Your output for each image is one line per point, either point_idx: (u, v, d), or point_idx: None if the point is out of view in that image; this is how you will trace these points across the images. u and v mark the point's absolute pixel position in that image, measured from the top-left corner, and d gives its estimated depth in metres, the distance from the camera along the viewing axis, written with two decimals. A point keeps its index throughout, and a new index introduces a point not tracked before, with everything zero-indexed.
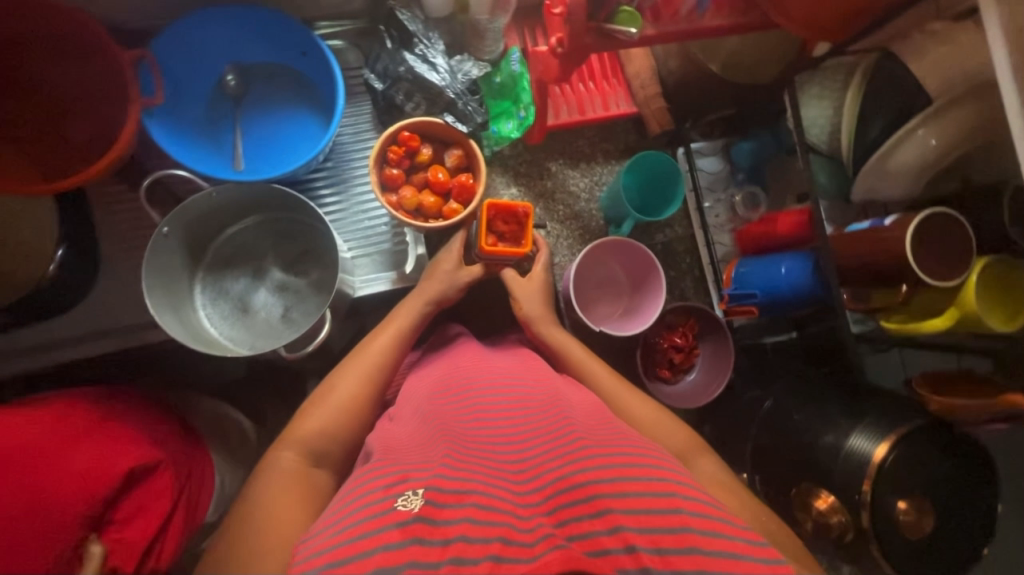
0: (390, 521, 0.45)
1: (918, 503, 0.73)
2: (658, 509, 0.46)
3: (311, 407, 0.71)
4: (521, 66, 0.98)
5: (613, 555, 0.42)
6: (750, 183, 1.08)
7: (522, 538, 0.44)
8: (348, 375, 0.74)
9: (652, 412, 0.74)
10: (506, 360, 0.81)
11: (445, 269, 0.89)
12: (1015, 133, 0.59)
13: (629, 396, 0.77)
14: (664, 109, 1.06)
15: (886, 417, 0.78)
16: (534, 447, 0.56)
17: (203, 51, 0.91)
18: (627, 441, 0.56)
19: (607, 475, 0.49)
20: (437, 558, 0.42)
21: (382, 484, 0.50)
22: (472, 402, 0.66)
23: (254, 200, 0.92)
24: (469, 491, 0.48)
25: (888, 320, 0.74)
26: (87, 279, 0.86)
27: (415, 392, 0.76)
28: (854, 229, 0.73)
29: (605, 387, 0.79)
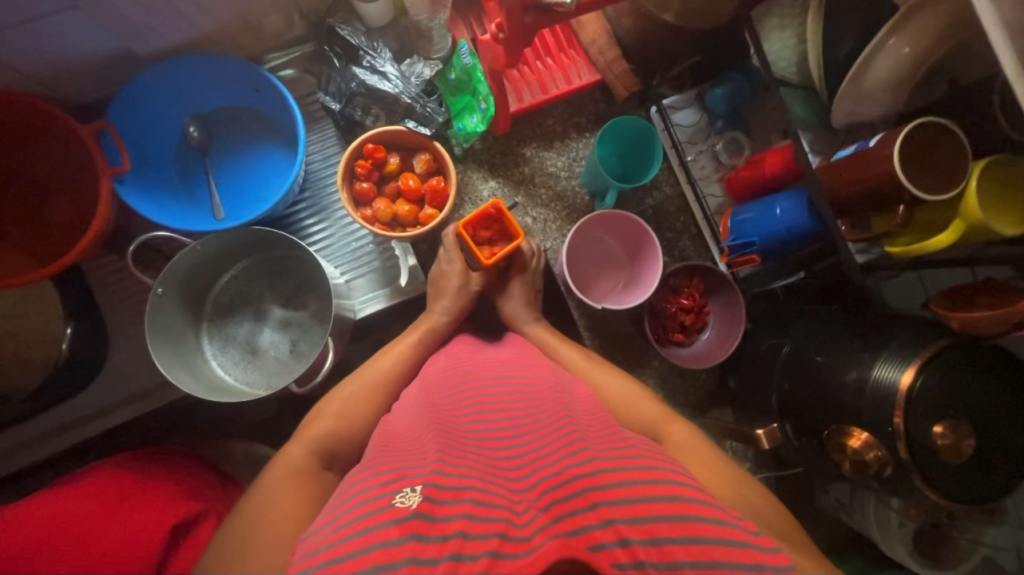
0: (387, 518, 0.45)
1: (956, 426, 0.70)
2: (652, 501, 0.47)
3: (318, 414, 0.72)
4: (472, 58, 0.92)
5: (607, 549, 0.42)
6: (731, 129, 1.05)
7: (519, 534, 0.44)
8: (358, 390, 0.75)
9: (633, 395, 0.77)
10: (507, 353, 0.81)
11: (454, 283, 0.89)
12: (987, 22, 0.56)
13: (610, 381, 0.80)
14: (628, 71, 1.01)
15: (909, 343, 0.75)
16: (531, 442, 0.57)
17: (160, 108, 0.92)
18: (624, 443, 0.57)
19: (602, 470, 0.50)
20: (435, 554, 0.42)
21: (379, 483, 0.51)
22: (470, 398, 0.67)
23: (241, 245, 0.94)
24: (466, 488, 0.48)
25: (892, 245, 0.70)
26: (101, 351, 0.88)
27: (416, 388, 0.76)
28: (840, 157, 0.70)
29: (584, 368, 0.83)
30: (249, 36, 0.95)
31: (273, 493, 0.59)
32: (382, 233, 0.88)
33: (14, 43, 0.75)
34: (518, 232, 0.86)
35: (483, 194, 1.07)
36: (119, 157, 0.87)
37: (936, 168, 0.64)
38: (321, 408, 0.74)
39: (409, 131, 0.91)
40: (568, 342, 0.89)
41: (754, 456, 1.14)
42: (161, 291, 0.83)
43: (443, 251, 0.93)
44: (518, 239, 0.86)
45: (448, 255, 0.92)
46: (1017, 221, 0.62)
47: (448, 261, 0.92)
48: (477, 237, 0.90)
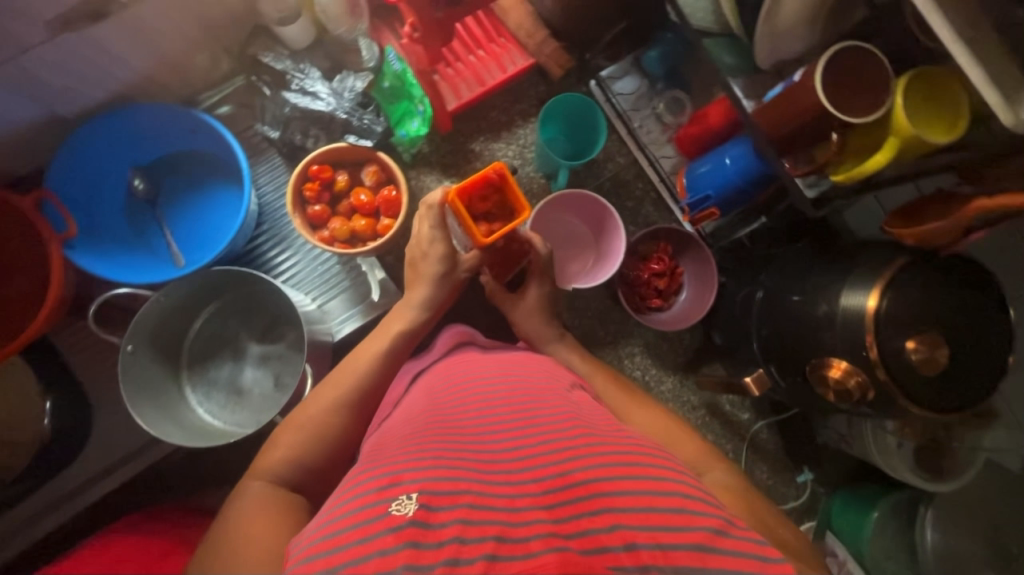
0: (383, 527, 0.45)
1: (929, 337, 0.71)
2: (659, 509, 0.48)
3: (280, 436, 0.72)
4: (401, 63, 0.93)
5: (612, 553, 0.44)
6: (671, 88, 1.06)
7: (517, 534, 0.45)
8: (319, 403, 0.74)
9: (661, 422, 0.76)
10: (508, 355, 0.81)
11: (436, 270, 0.86)
12: None
13: (635, 405, 0.78)
14: (558, 50, 1.03)
15: (872, 266, 0.76)
16: (533, 438, 0.57)
17: (102, 168, 0.92)
18: (627, 441, 0.59)
19: (608, 476, 0.51)
20: (432, 559, 0.43)
21: (374, 487, 0.49)
22: (468, 398, 0.67)
23: (206, 288, 0.93)
24: (462, 492, 0.48)
25: (836, 172, 0.71)
26: (84, 420, 0.87)
27: (411, 393, 0.75)
28: (771, 98, 0.71)
29: (620, 401, 0.79)
30: (176, 79, 0.94)
31: (236, 524, 0.59)
32: (343, 251, 0.88)
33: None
34: (522, 201, 0.87)
35: None
36: (66, 223, 0.86)
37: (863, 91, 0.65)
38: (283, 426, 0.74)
39: (351, 146, 0.91)
40: (599, 369, 0.85)
41: (752, 404, 1.15)
42: (130, 347, 0.84)
43: (426, 225, 0.87)
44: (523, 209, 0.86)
45: (432, 233, 0.86)
46: (949, 129, 0.64)
47: (430, 242, 0.87)
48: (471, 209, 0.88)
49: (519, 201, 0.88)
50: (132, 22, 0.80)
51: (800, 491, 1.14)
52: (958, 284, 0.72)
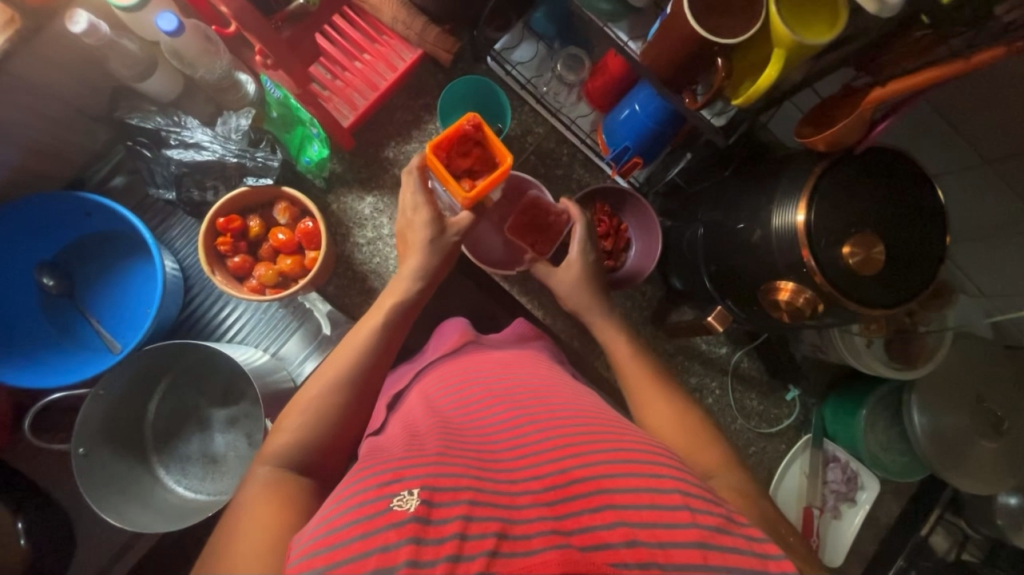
0: (385, 522, 0.43)
1: (862, 238, 0.70)
2: (660, 506, 0.47)
3: (282, 422, 0.66)
4: (281, 91, 0.85)
5: (612, 549, 0.43)
6: (568, 45, 1.02)
7: (519, 530, 0.43)
8: (316, 392, 0.68)
9: (686, 419, 0.71)
10: (505, 353, 0.79)
11: (423, 236, 0.81)
12: None
13: (660, 397, 0.75)
14: (442, 34, 0.95)
15: (794, 180, 0.74)
16: (533, 434, 0.56)
17: (4, 275, 0.87)
18: (624, 432, 0.57)
19: (608, 472, 0.50)
20: (434, 556, 0.41)
21: (375, 483, 0.46)
22: (468, 401, 0.65)
23: (149, 370, 0.90)
24: (464, 487, 0.46)
25: (736, 97, 0.68)
26: (62, 530, 0.85)
27: (412, 395, 0.73)
28: (652, 37, 0.68)
29: (638, 399, 0.76)
30: (50, 162, 0.88)
31: (248, 512, 0.54)
32: (275, 296, 0.86)
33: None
34: (501, 150, 0.78)
35: (366, 213, 1.00)
36: None
37: (732, 11, 0.63)
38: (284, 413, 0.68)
39: (253, 188, 0.87)
40: (640, 350, 0.83)
41: (727, 337, 1.15)
42: (83, 450, 0.81)
43: (409, 192, 0.83)
44: (504, 158, 0.78)
45: (415, 199, 0.82)
46: (830, 25, 0.61)
47: (415, 208, 0.82)
48: (455, 164, 0.81)
49: (499, 150, 0.79)
50: None
51: (791, 408, 1.15)
52: (880, 179, 0.72)
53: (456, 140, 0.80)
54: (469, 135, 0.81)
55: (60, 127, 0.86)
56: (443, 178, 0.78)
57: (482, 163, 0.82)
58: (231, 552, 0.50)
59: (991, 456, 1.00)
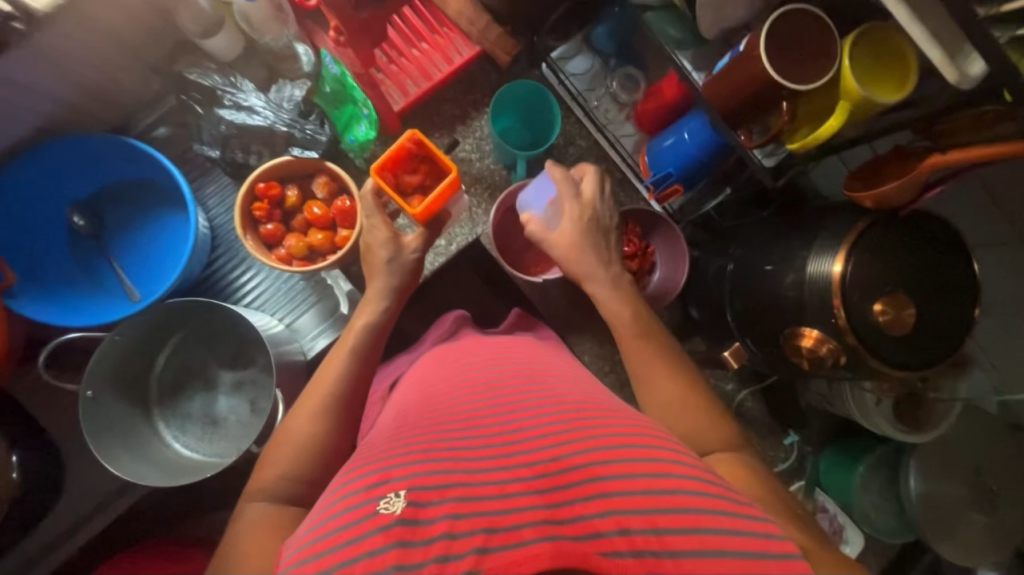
0: (372, 526, 0.43)
1: (894, 298, 0.71)
2: (656, 492, 0.46)
3: (269, 454, 0.66)
4: (339, 66, 0.87)
5: (606, 538, 0.42)
6: (624, 65, 1.03)
7: (508, 522, 0.43)
8: (302, 414, 0.68)
9: (685, 392, 0.70)
10: (501, 342, 0.79)
11: (384, 256, 0.79)
12: None
13: (659, 367, 0.72)
14: (504, 35, 0.96)
15: (835, 230, 0.75)
16: (525, 424, 0.55)
17: (37, 208, 0.87)
18: (621, 418, 0.56)
19: (602, 458, 0.48)
20: (422, 557, 0.41)
21: (362, 486, 0.46)
22: (461, 386, 0.64)
23: (164, 323, 0.90)
24: (452, 484, 0.46)
25: (792, 141, 0.69)
26: (55, 471, 0.85)
27: (410, 384, 0.73)
28: (719, 68, 0.68)
29: (638, 367, 0.73)
30: (101, 104, 0.88)
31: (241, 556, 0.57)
32: (302, 268, 0.86)
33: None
34: (444, 161, 0.83)
35: None
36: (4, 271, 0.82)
37: (808, 56, 0.63)
38: (275, 438, 0.68)
39: (297, 159, 0.87)
40: (638, 314, 0.78)
41: (735, 374, 1.15)
42: (89, 393, 0.81)
43: (364, 216, 0.82)
44: (449, 168, 0.83)
45: (369, 221, 0.80)
46: (899, 86, 0.62)
47: (370, 231, 0.80)
48: (401, 182, 0.86)
49: (443, 162, 0.84)
50: (37, 48, 0.74)
51: (788, 453, 1.14)
52: (922, 243, 0.72)
53: (401, 158, 0.84)
54: (414, 153, 0.86)
55: (117, 71, 0.86)
56: (392, 194, 0.82)
57: (430, 176, 0.87)
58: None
59: (981, 530, 1.01)
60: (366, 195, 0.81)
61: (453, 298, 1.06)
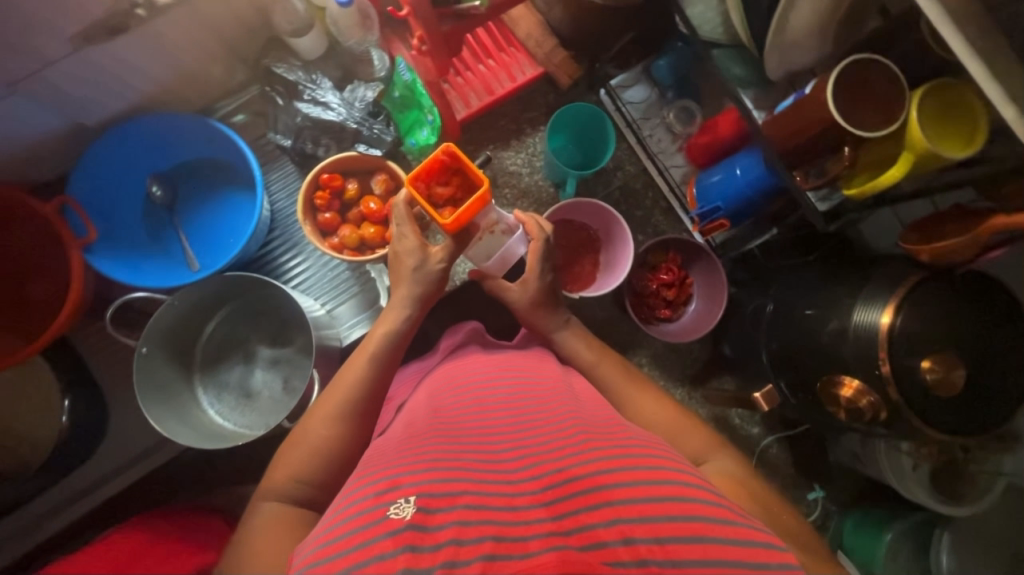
0: (381, 531, 0.43)
1: (943, 358, 0.69)
2: (661, 500, 0.45)
3: (284, 456, 0.68)
4: (411, 73, 0.94)
5: (610, 547, 0.41)
6: (681, 98, 1.05)
7: (515, 532, 0.42)
8: (316, 419, 0.70)
9: (667, 413, 0.73)
10: (510, 356, 0.80)
11: (411, 264, 0.79)
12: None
13: (639, 395, 0.76)
14: (569, 59, 1.03)
15: (885, 281, 0.74)
16: (533, 440, 0.55)
17: (122, 176, 0.94)
18: (628, 436, 0.56)
19: (606, 469, 0.48)
20: (430, 563, 0.40)
21: (372, 492, 0.47)
22: (468, 399, 0.65)
23: (217, 294, 0.95)
24: (460, 493, 0.46)
25: (850, 187, 0.69)
26: (100, 420, 0.90)
27: (419, 395, 0.74)
28: (782, 109, 0.70)
29: (621, 395, 0.76)
30: (193, 89, 0.96)
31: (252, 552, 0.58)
32: (352, 257, 0.90)
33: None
34: (475, 173, 0.77)
35: None
36: (86, 228, 0.89)
37: (874, 105, 0.64)
38: (289, 443, 0.69)
39: (360, 155, 0.93)
40: (608, 354, 0.81)
41: (762, 418, 1.13)
42: (145, 349, 0.86)
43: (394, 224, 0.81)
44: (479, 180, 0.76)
45: (399, 229, 0.80)
46: (968, 143, 0.62)
47: (399, 239, 0.80)
48: (436, 194, 0.81)
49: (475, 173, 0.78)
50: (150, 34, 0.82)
51: (811, 509, 1.11)
52: (977, 306, 0.70)
53: (436, 170, 0.80)
54: (449, 167, 0.81)
55: (212, 62, 0.94)
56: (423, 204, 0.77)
57: (461, 190, 0.82)
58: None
59: None
60: (399, 206, 0.80)
61: (487, 305, 1.08)
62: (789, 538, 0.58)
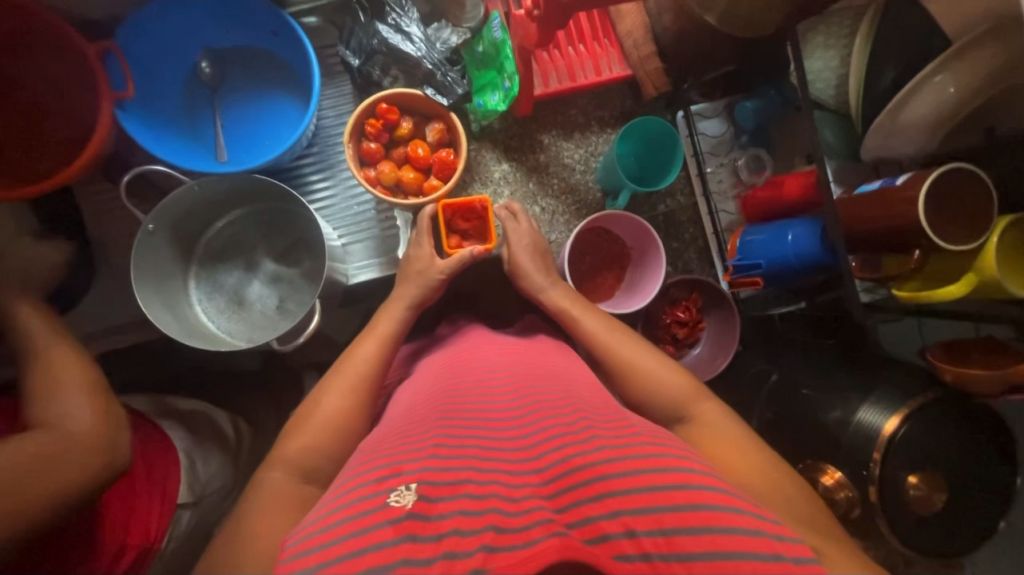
0: (380, 519, 0.41)
1: (931, 478, 0.70)
2: (667, 488, 0.43)
3: (298, 425, 0.65)
4: (503, 32, 0.88)
5: (612, 540, 0.40)
6: (754, 145, 1.02)
7: (515, 523, 0.41)
8: (335, 384, 0.68)
9: (651, 360, 0.71)
10: (515, 341, 0.77)
11: (416, 267, 0.82)
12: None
13: (623, 342, 0.74)
14: (660, 70, 0.98)
15: (897, 388, 0.74)
16: (534, 425, 0.53)
17: (174, 40, 0.88)
18: (632, 426, 0.53)
19: (610, 457, 0.46)
20: (430, 554, 0.39)
21: (372, 477, 0.45)
22: (470, 383, 0.62)
23: (236, 193, 0.90)
24: (461, 482, 0.44)
25: (900, 288, 0.70)
26: (83, 280, 0.86)
27: (422, 376, 0.71)
28: (863, 191, 0.69)
29: (604, 340, 0.74)
30: None
31: (254, 521, 0.54)
32: (381, 196, 0.85)
33: None
34: (494, 239, 0.85)
35: (494, 176, 1.04)
36: (124, 82, 0.83)
37: (961, 219, 0.63)
38: (302, 412, 0.67)
39: (424, 97, 0.88)
40: (587, 305, 0.81)
41: None
42: (151, 227, 0.81)
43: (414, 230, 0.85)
44: (492, 243, 0.85)
45: (416, 237, 0.85)
46: None
47: (415, 243, 0.85)
48: (452, 223, 0.87)
49: (492, 237, 0.86)
50: None
51: None
52: (980, 439, 0.71)
53: (467, 203, 0.85)
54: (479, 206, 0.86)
55: None
56: (442, 231, 0.85)
57: (477, 230, 0.87)
58: (235, 551, 0.52)
59: None
60: (422, 217, 0.85)
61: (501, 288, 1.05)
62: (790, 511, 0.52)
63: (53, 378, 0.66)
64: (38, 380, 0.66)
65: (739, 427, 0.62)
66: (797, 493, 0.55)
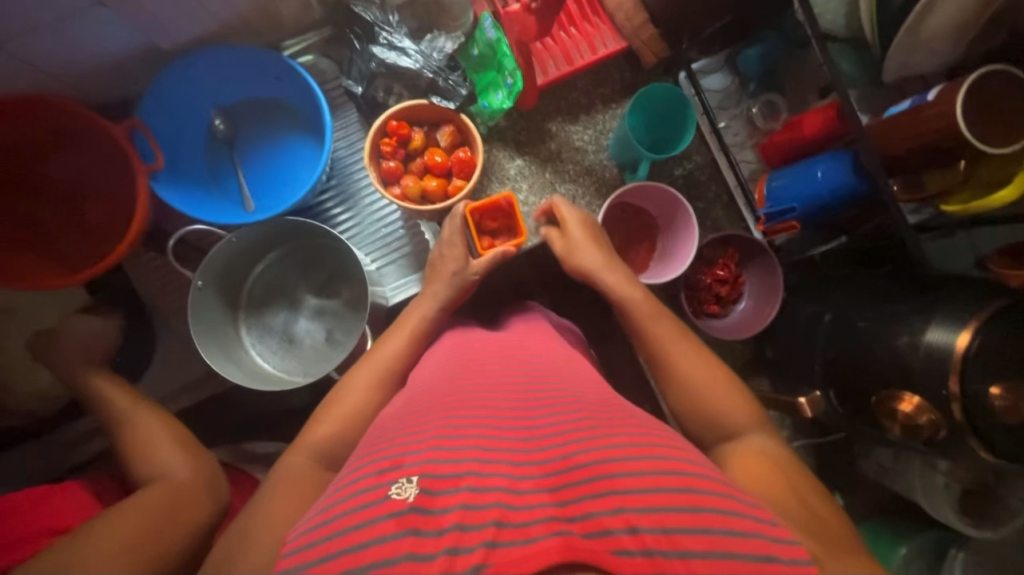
0: (383, 511, 0.42)
1: (1014, 386, 0.69)
2: (668, 489, 0.43)
3: (325, 414, 0.69)
4: (497, 32, 0.87)
5: (613, 536, 0.39)
6: (765, 91, 1.02)
7: (517, 517, 0.40)
8: (360, 379, 0.72)
9: (716, 376, 0.70)
10: (517, 329, 0.77)
11: (451, 269, 0.83)
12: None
13: (686, 349, 0.73)
14: (655, 37, 0.95)
15: (962, 303, 0.73)
16: (539, 417, 0.53)
17: (185, 105, 0.91)
18: (635, 422, 0.52)
19: (612, 456, 0.45)
20: (434, 548, 0.39)
21: (375, 472, 0.46)
22: (473, 371, 0.62)
23: (270, 237, 0.93)
24: (464, 475, 0.44)
25: (947, 205, 0.69)
26: (148, 348, 0.90)
27: (428, 364, 0.72)
28: (892, 114, 0.68)
29: (669, 346, 0.73)
30: (267, 25, 0.92)
31: (269, 497, 0.59)
32: (412, 207, 0.88)
33: (25, 43, 0.73)
34: (523, 231, 0.85)
35: (510, 173, 1.05)
36: (152, 154, 0.87)
37: (999, 124, 0.63)
38: (326, 402, 0.71)
39: (432, 104, 0.90)
40: (657, 306, 0.77)
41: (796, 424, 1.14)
42: (201, 283, 0.85)
43: (446, 233, 0.86)
44: (522, 237, 0.85)
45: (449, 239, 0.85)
46: None
47: (448, 245, 0.85)
48: (481, 225, 0.88)
49: (521, 228, 0.86)
50: None
51: None
52: None
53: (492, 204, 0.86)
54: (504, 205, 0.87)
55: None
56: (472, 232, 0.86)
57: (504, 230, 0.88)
58: (248, 528, 0.56)
59: None
60: (452, 219, 0.86)
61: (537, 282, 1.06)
62: (835, 535, 0.53)
63: (144, 444, 0.70)
64: (131, 440, 0.71)
65: (786, 456, 0.63)
66: (836, 516, 0.56)
